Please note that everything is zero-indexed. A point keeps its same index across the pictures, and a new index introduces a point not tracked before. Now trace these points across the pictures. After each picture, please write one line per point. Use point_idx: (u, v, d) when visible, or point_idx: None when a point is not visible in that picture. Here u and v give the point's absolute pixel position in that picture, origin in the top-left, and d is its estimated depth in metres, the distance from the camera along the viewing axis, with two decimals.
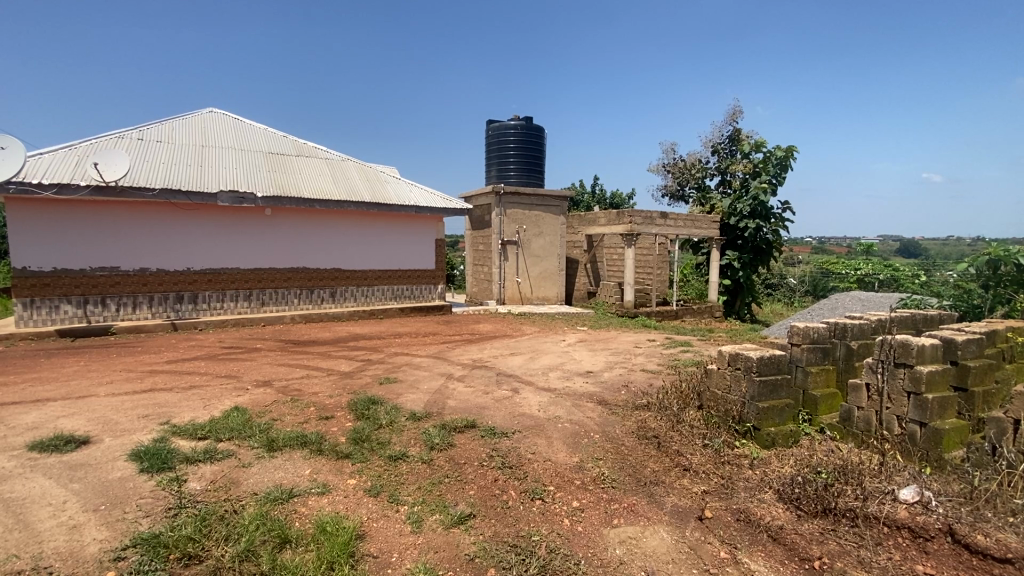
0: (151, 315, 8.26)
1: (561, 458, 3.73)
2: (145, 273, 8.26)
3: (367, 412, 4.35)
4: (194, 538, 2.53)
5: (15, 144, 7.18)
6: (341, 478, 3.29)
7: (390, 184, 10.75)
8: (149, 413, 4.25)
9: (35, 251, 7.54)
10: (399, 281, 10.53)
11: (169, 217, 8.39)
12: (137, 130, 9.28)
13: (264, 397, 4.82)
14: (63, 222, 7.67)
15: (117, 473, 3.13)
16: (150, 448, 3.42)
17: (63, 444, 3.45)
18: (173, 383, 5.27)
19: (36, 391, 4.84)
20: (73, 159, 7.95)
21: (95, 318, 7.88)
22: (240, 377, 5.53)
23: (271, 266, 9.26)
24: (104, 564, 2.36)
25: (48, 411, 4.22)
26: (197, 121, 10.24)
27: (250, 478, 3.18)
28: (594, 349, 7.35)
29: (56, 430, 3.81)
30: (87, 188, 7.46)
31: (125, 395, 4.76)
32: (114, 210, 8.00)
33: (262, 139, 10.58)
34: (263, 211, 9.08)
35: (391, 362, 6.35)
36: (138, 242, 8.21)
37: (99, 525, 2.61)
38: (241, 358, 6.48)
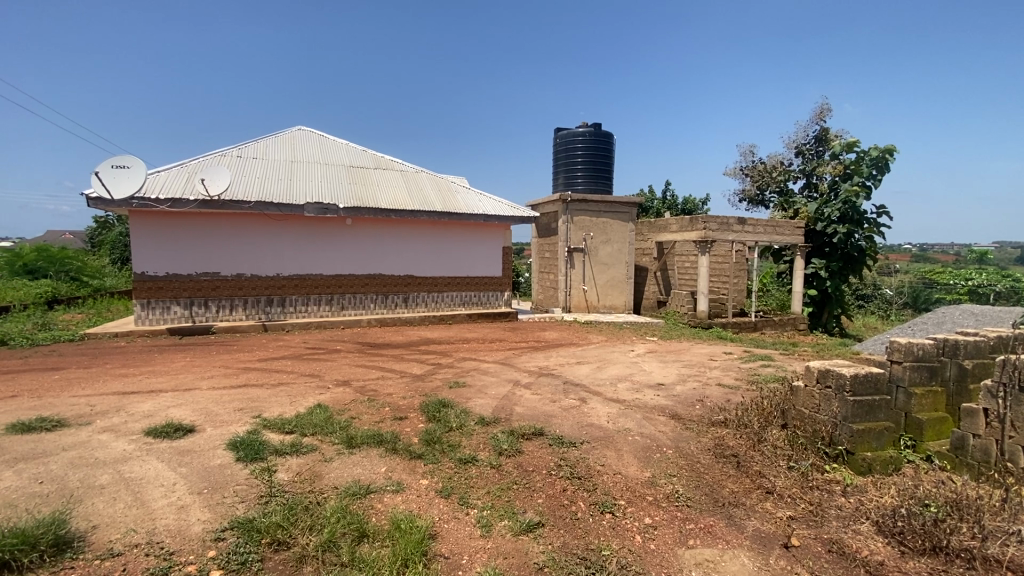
0: (245, 317, 9.00)
1: (632, 473, 3.62)
2: (241, 278, 9.01)
3: (438, 415, 4.46)
4: (283, 525, 2.70)
5: (138, 163, 8.14)
6: (415, 478, 3.39)
7: (460, 194, 11.06)
8: (243, 406, 4.63)
9: (152, 258, 8.47)
10: (467, 287, 10.76)
11: (262, 227, 9.12)
12: (237, 148, 10.20)
13: (343, 396, 5.09)
14: (174, 232, 8.57)
15: (217, 461, 3.42)
16: (244, 439, 3.71)
17: (173, 432, 3.84)
18: (264, 379, 5.71)
19: (151, 382, 5.43)
20: (185, 176, 8.88)
21: (199, 318, 8.71)
22: (322, 376, 5.88)
23: (350, 272, 9.79)
24: (206, 543, 2.58)
25: (160, 402, 4.70)
26: (288, 139, 11.10)
27: (331, 473, 3.36)
28: (666, 361, 7.08)
29: (166, 418, 4.23)
30: (195, 201, 8.33)
31: (223, 389, 5.22)
32: (217, 221, 8.82)
33: (344, 154, 11.26)
34: (344, 221, 9.64)
35: (460, 367, 6.47)
36: (236, 250, 8.98)
37: (202, 507, 2.86)
38: (323, 358, 6.91)
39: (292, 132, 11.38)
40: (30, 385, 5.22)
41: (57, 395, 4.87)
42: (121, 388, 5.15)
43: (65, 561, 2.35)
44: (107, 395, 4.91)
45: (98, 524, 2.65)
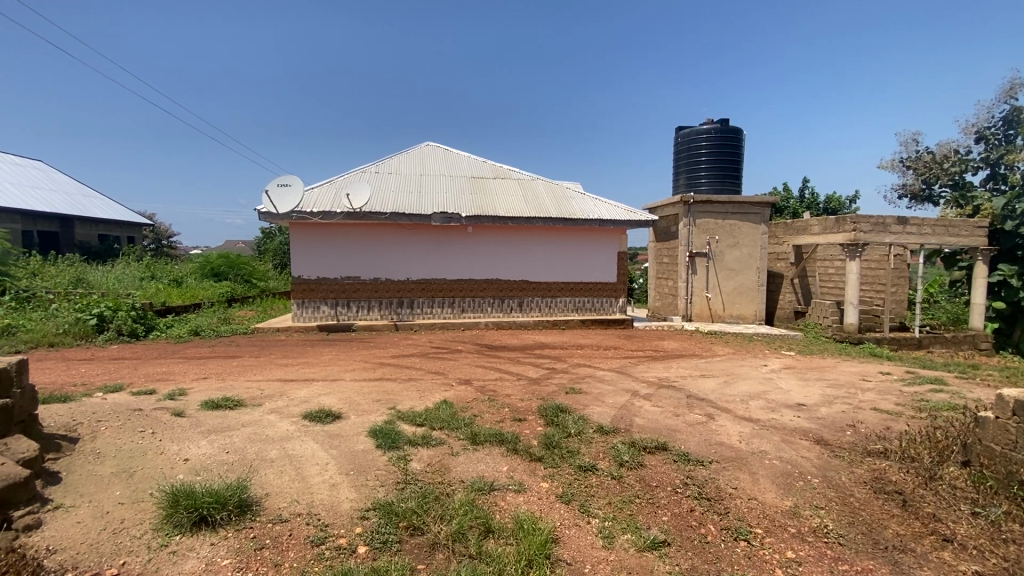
0: (379, 317, 9.89)
1: (770, 500, 3.29)
2: (377, 282, 9.93)
3: (557, 419, 4.48)
4: (417, 512, 2.90)
5: (297, 181, 9.40)
6: (535, 481, 3.43)
7: (576, 200, 11.05)
8: (380, 398, 5.09)
9: (307, 263, 9.70)
10: (582, 293, 10.70)
11: (395, 235, 9.96)
12: (375, 164, 11.29)
13: (465, 394, 5.35)
14: (324, 241, 9.73)
15: (360, 446, 3.80)
16: (382, 429, 4.07)
17: (325, 417, 4.34)
18: (396, 374, 6.22)
19: (306, 372, 6.23)
20: (333, 191, 10.05)
21: (342, 317, 9.77)
22: (446, 374, 6.24)
23: (470, 278, 10.28)
24: (354, 519, 2.87)
25: (313, 389, 5.35)
26: (418, 153, 12.02)
27: (458, 466, 3.55)
28: (806, 379, 6.34)
29: (318, 404, 4.80)
30: (340, 214, 9.39)
31: (363, 381, 5.79)
32: (357, 231, 9.82)
33: (466, 166, 11.88)
34: (465, 229, 10.15)
35: (575, 373, 6.44)
36: (373, 257, 9.92)
37: (351, 487, 3.19)
38: (447, 357, 7.34)
39: (421, 147, 12.29)
40: (217, 369, 6.28)
41: (236, 379, 5.79)
42: (283, 376, 5.96)
43: (247, 520, 2.77)
44: (274, 381, 5.72)
45: (270, 492, 3.07)
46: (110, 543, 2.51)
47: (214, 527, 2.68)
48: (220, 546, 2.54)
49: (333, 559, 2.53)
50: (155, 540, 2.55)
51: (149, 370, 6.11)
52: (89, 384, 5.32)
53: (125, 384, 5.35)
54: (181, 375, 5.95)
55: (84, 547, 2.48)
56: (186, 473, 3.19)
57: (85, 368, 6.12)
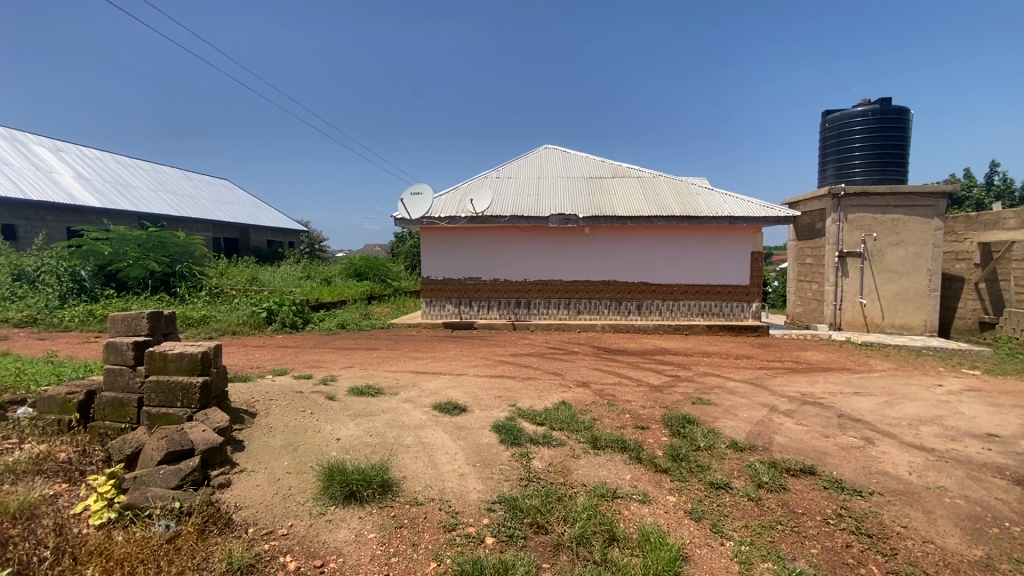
0: (499, 316, 10.24)
1: (954, 546, 2.77)
2: (497, 283, 10.29)
3: (683, 430, 4.24)
4: (541, 510, 2.94)
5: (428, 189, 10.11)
6: (661, 493, 3.28)
7: (703, 197, 10.38)
8: (501, 395, 5.25)
9: (434, 264, 10.38)
10: (708, 296, 10.02)
11: (514, 238, 10.23)
12: (497, 169, 11.71)
13: (584, 397, 5.30)
14: (450, 244, 10.33)
15: (484, 440, 3.95)
16: (505, 425, 4.20)
17: (452, 409, 4.59)
18: (516, 372, 6.39)
19: (435, 366, 6.67)
20: (458, 197, 10.63)
21: (465, 315, 10.29)
22: (564, 375, 6.25)
23: (587, 279, 10.18)
24: (482, 510, 2.99)
25: (441, 382, 5.70)
26: (536, 157, 12.22)
27: (580, 469, 3.53)
28: (999, 404, 5.22)
29: (446, 397, 5.09)
30: (465, 218, 9.91)
31: (485, 377, 6.03)
32: (479, 234, 10.28)
33: (585, 166, 11.79)
34: (583, 231, 10.09)
35: (702, 382, 6.03)
36: (493, 259, 10.30)
37: (478, 479, 3.33)
38: (564, 358, 7.35)
39: (540, 151, 12.47)
40: (359, 359, 7.02)
41: (376, 369, 6.39)
42: (414, 369, 6.45)
43: (388, 499, 3.03)
44: (407, 372, 6.23)
45: (407, 476, 3.33)
46: (281, 506, 2.91)
47: (362, 502, 2.97)
48: (367, 521, 2.81)
49: (463, 545, 2.66)
50: (315, 508, 2.90)
51: (306, 358, 7.01)
52: (263, 367, 6.26)
53: (288, 368, 6.19)
54: (332, 363, 6.74)
55: (262, 506, 2.90)
56: (338, 451, 3.59)
57: (259, 354, 7.21)
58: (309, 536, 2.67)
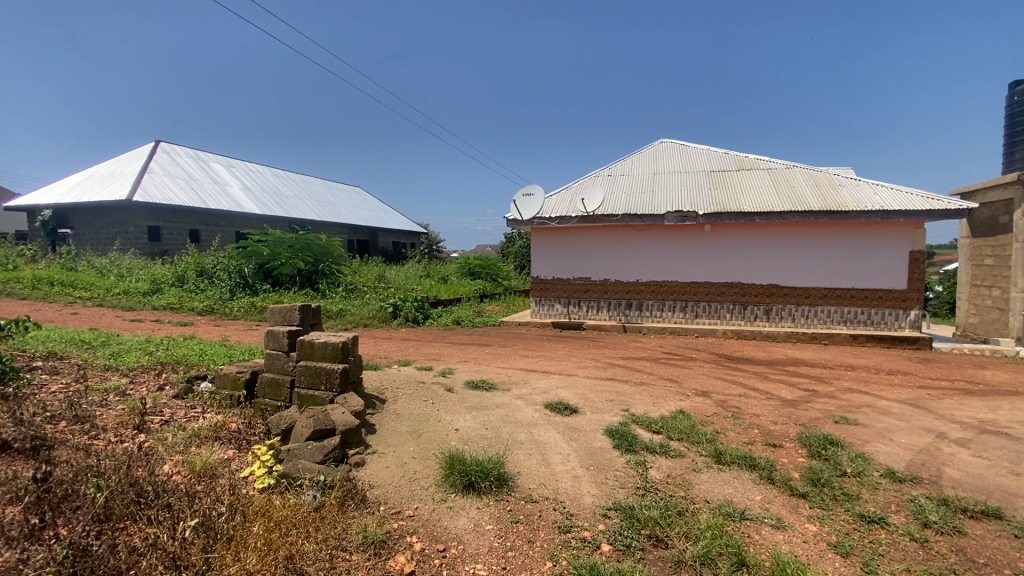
0: (609, 317, 10.03)
1: None
2: (607, 283, 10.09)
3: (825, 452, 3.77)
4: (660, 523, 2.80)
5: (539, 190, 10.23)
6: (798, 520, 2.95)
7: (848, 189, 9.19)
8: (614, 398, 5.12)
9: (543, 264, 10.47)
10: (851, 301, 8.87)
11: (627, 237, 9.94)
12: (610, 167, 11.46)
13: (705, 407, 4.96)
14: (560, 244, 10.35)
15: (597, 443, 3.86)
16: (619, 429, 4.07)
17: (564, 409, 4.57)
18: (629, 376, 6.18)
19: (545, 364, 6.71)
20: (570, 197, 10.58)
21: (574, 315, 10.23)
22: (681, 382, 5.91)
23: (706, 280, 9.56)
24: (598, 516, 2.93)
25: (552, 381, 5.72)
26: (652, 152, 11.75)
27: (702, 484, 3.30)
28: None
29: (557, 397, 5.08)
30: (576, 217, 9.84)
31: (597, 380, 5.93)
32: (590, 234, 10.15)
33: (705, 160, 11.07)
34: (702, 228, 9.50)
35: (845, 399, 5.33)
36: (604, 259, 10.11)
37: (592, 483, 3.27)
38: (680, 364, 6.97)
39: (656, 146, 11.97)
40: (474, 355, 7.30)
41: (489, 365, 6.61)
42: (525, 366, 6.56)
43: (504, 492, 3.09)
44: (519, 370, 6.35)
45: (521, 472, 3.36)
46: (408, 489, 3.11)
47: (480, 493, 3.07)
48: (485, 512, 2.90)
49: (579, 549, 2.63)
50: (437, 494, 3.07)
51: (426, 351, 7.48)
52: (389, 358, 6.79)
53: (411, 360, 6.64)
54: (449, 356, 7.10)
55: (392, 487, 3.14)
56: (457, 441, 3.76)
57: (386, 345, 7.84)
58: (432, 520, 2.82)
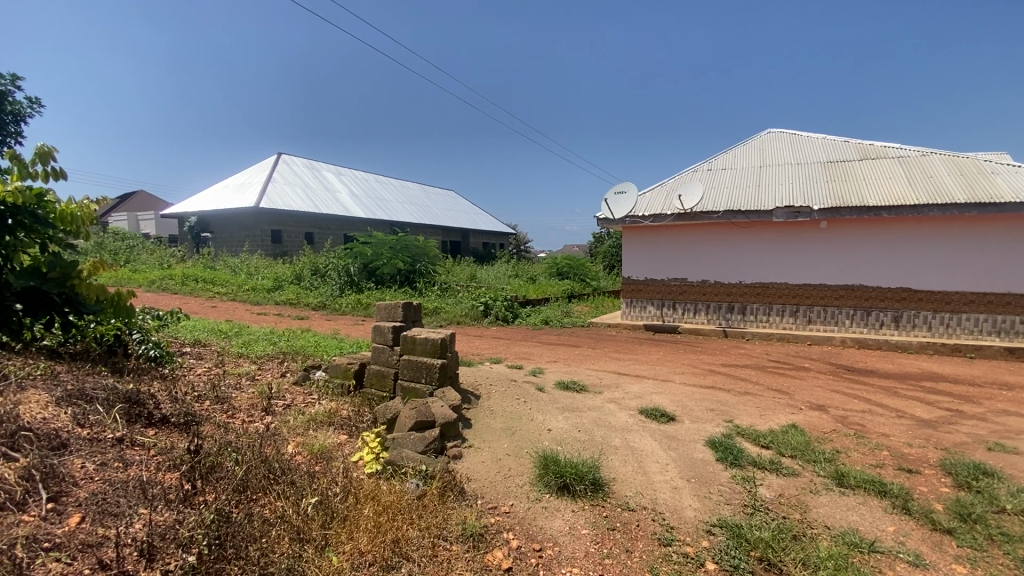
0: (707, 321, 9.50)
1: None
2: (706, 284, 9.55)
3: (976, 484, 3.24)
4: (772, 546, 2.58)
5: (632, 188, 9.94)
6: (944, 560, 2.56)
7: (1003, 176, 7.87)
8: (715, 408, 4.81)
9: (636, 264, 10.15)
10: (1006, 308, 7.60)
11: (728, 235, 9.34)
12: (709, 162, 10.83)
13: (821, 422, 4.50)
14: (654, 243, 9.96)
15: (698, 454, 3.65)
16: (722, 441, 3.82)
17: (660, 416, 4.38)
18: (731, 385, 5.78)
19: (639, 368, 6.49)
20: (665, 194, 10.16)
21: (668, 318, 9.82)
22: (791, 394, 5.42)
23: (821, 282, 8.70)
24: (701, 532, 2.77)
25: (646, 386, 5.51)
26: (757, 144, 10.92)
27: (820, 508, 2.99)
28: None
29: (652, 402, 4.88)
30: (672, 215, 9.42)
31: (695, 387, 5.61)
32: (687, 232, 9.68)
33: (820, 150, 10.07)
34: (817, 225, 8.66)
35: (1000, 423, 4.55)
36: (702, 259, 9.58)
37: (694, 496, 3.10)
38: (790, 374, 6.39)
39: (762, 137, 11.10)
40: (564, 355, 7.26)
41: (580, 366, 6.53)
42: (617, 369, 6.39)
43: (600, 498, 3.03)
44: (611, 373, 6.20)
45: (617, 478, 3.27)
46: (504, 485, 3.16)
47: (575, 496, 3.03)
48: (580, 516, 2.86)
49: (680, 565, 2.50)
50: (532, 493, 3.08)
51: (517, 350, 7.57)
52: (481, 355, 6.96)
53: (503, 359, 6.74)
54: (539, 356, 7.12)
55: (488, 482, 3.21)
56: (550, 442, 3.75)
57: (478, 343, 8.05)
58: (528, 519, 2.84)
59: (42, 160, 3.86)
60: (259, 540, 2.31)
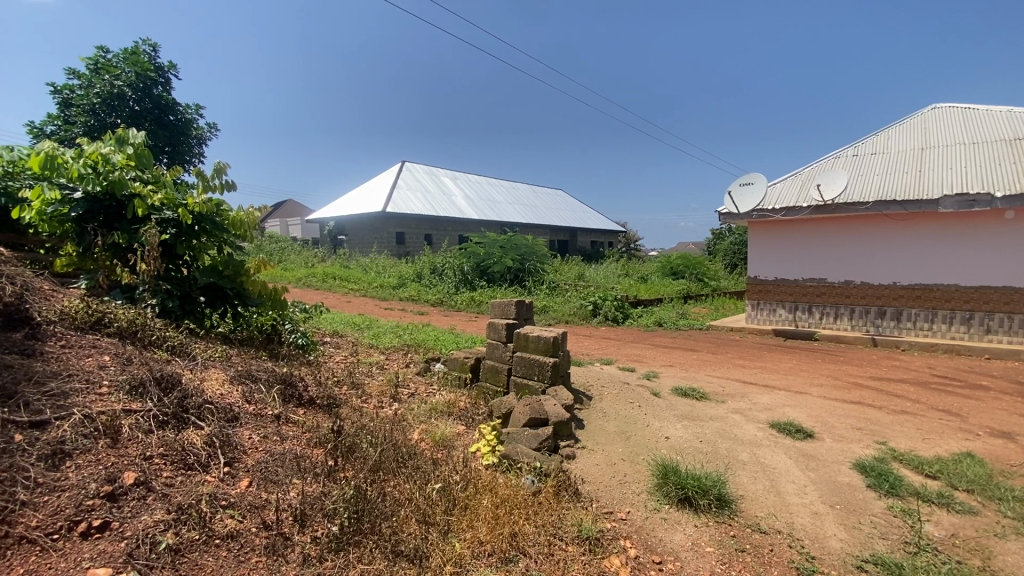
0: (851, 327, 8.44)
1: None
2: (849, 286, 8.47)
3: None
4: None
5: (760, 180, 9.11)
6: None
7: None
8: (863, 427, 4.22)
9: (764, 262, 9.30)
10: None
11: (880, 229, 8.17)
12: (854, 146, 9.57)
13: (1008, 454, 3.72)
14: (786, 239, 9.05)
15: (843, 478, 3.23)
16: (873, 465, 3.33)
17: (795, 431, 3.95)
18: (882, 402, 5.03)
19: (766, 377, 5.93)
20: (799, 185, 9.17)
21: (802, 323, 8.90)
22: (964, 417, 4.57)
23: (1005, 284, 7.24)
24: (849, 567, 2.44)
25: (776, 398, 5.01)
26: (918, 122, 9.39)
27: (1011, 557, 2.47)
28: None
29: (784, 416, 4.42)
30: (808, 208, 8.47)
31: (835, 401, 4.98)
32: (827, 227, 8.64)
33: (1005, 125, 8.37)
34: (1001, 215, 7.21)
35: None
36: (846, 256, 8.50)
37: (839, 524, 2.75)
38: (960, 392, 5.40)
39: (924, 114, 9.52)
40: (680, 359, 6.88)
41: (699, 372, 6.14)
42: (741, 377, 5.90)
43: (726, 516, 2.80)
44: (734, 380, 5.74)
45: (745, 496, 3.01)
46: (619, 491, 3.07)
47: (697, 510, 2.85)
48: (704, 532, 2.67)
49: None
50: (650, 502, 2.95)
51: (629, 351, 7.33)
52: (592, 356, 6.86)
53: (615, 360, 6.58)
54: (653, 359, 6.83)
55: (603, 486, 3.14)
56: (668, 450, 3.56)
57: (589, 343, 7.94)
58: (646, 529, 2.72)
59: (219, 175, 4.56)
60: (390, 519, 2.49)
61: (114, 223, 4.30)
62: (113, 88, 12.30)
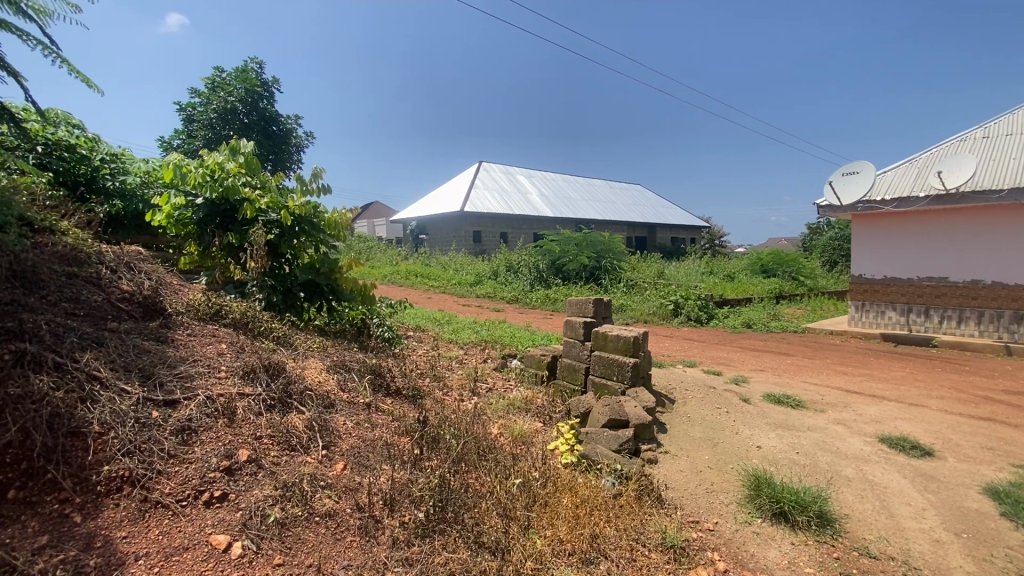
0: (978, 333, 7.44)
1: None
2: (977, 286, 7.45)
3: None
4: None
5: (867, 168, 8.26)
6: None
7: None
8: (995, 447, 3.69)
9: (871, 260, 8.43)
10: None
11: (1018, 221, 7.09)
12: (984, 127, 8.39)
13: None
14: (898, 233, 8.13)
15: (971, 504, 2.85)
16: (1009, 491, 2.91)
17: (910, 448, 3.54)
18: (1020, 419, 4.37)
19: (873, 387, 5.36)
20: (915, 173, 8.20)
21: (917, 327, 7.97)
22: None
23: None
24: None
25: (886, 409, 4.52)
26: None
27: None
28: None
29: (896, 430, 3.97)
30: (925, 198, 7.55)
31: (959, 416, 4.39)
32: (951, 219, 7.65)
33: None
34: None
35: None
36: (973, 252, 7.48)
37: (966, 556, 2.43)
38: None
39: None
40: (772, 364, 6.41)
41: (793, 378, 5.68)
42: (843, 385, 5.38)
43: (828, 535, 2.58)
44: (834, 389, 5.25)
45: (851, 515, 2.74)
46: (706, 500, 2.92)
47: (794, 526, 2.64)
48: (803, 551, 2.48)
49: None
50: (741, 515, 2.78)
51: (714, 354, 6.95)
52: (673, 357, 6.58)
53: (698, 363, 6.26)
54: (741, 363, 6.42)
55: (688, 493, 3.00)
56: (760, 460, 3.34)
57: (670, 344, 7.62)
58: (736, 542, 2.57)
59: (316, 179, 4.92)
60: (472, 509, 2.56)
61: (229, 224, 4.78)
62: (227, 104, 13.69)
